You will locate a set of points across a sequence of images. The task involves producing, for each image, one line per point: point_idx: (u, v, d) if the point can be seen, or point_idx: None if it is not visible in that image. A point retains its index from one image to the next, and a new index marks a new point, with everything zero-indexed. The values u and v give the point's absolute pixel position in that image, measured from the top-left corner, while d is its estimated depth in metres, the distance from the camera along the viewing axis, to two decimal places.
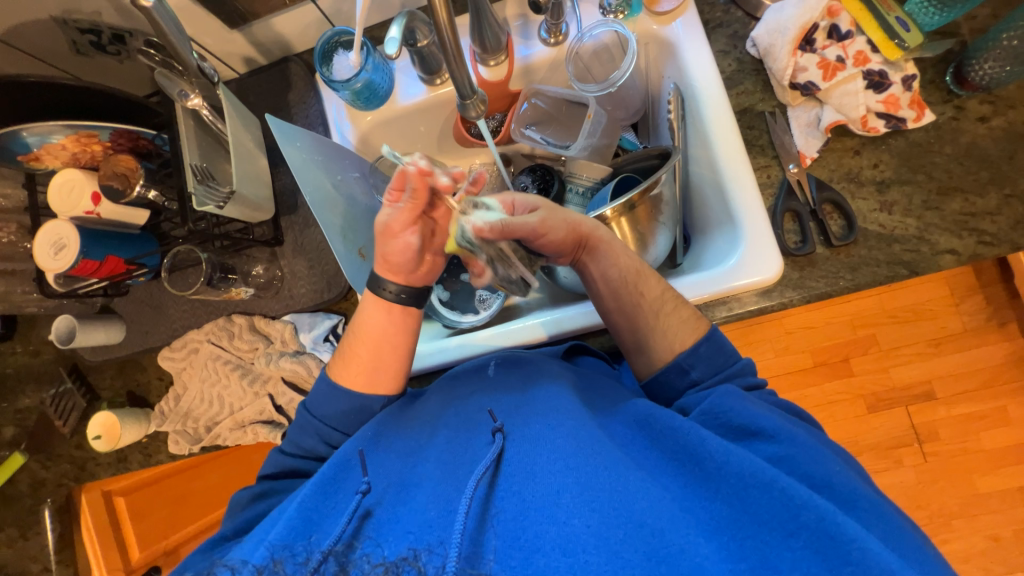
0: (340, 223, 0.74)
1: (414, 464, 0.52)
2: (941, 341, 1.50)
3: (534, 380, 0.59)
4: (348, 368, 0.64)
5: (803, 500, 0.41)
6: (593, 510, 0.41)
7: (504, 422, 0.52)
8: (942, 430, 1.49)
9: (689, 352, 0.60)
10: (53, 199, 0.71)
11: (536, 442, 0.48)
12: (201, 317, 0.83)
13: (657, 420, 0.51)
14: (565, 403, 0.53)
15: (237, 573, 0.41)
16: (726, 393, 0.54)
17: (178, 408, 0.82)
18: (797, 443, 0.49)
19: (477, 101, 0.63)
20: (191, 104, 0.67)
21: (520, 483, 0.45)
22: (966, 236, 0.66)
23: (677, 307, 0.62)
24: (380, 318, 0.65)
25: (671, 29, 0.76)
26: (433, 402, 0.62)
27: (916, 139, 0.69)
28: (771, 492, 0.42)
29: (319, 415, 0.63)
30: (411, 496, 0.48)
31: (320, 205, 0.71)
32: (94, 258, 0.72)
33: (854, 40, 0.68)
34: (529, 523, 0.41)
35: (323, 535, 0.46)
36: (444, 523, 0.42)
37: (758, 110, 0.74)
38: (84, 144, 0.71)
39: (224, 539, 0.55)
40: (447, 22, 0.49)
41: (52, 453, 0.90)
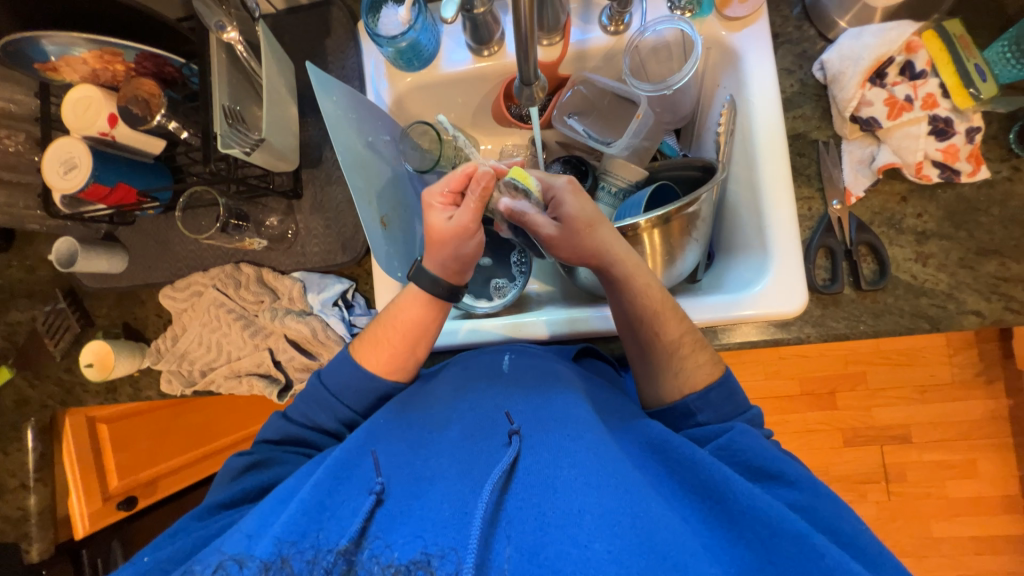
0: (366, 187, 0.70)
1: (424, 457, 0.53)
2: (927, 388, 1.52)
3: (550, 384, 0.60)
4: (375, 352, 0.65)
5: (835, 560, 0.44)
6: (614, 534, 0.43)
7: (519, 425, 0.54)
8: (911, 473, 1.54)
9: (692, 386, 0.62)
10: (66, 113, 0.68)
11: (553, 455, 0.50)
12: (209, 261, 0.81)
13: (675, 448, 0.55)
14: (582, 415, 0.55)
15: (245, 567, 0.43)
16: (743, 431, 0.57)
17: (175, 348, 0.80)
18: (816, 494, 0.52)
19: (536, 89, 0.62)
20: (227, 38, 0.61)
21: (540, 496, 0.46)
22: (994, 299, 0.66)
23: (679, 327, 0.63)
24: (415, 309, 0.64)
25: (738, 37, 0.72)
26: (443, 393, 0.62)
27: (965, 195, 0.67)
28: (802, 544, 0.45)
29: (330, 388, 0.64)
30: (424, 489, 0.48)
31: (349, 164, 0.67)
32: (104, 183, 0.69)
33: (926, 81, 0.64)
34: (548, 539, 0.43)
35: (333, 528, 0.46)
36: (457, 525, 0.44)
37: (811, 138, 0.71)
38: (107, 62, 0.67)
39: (223, 506, 0.57)
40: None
41: (40, 373, 0.88)
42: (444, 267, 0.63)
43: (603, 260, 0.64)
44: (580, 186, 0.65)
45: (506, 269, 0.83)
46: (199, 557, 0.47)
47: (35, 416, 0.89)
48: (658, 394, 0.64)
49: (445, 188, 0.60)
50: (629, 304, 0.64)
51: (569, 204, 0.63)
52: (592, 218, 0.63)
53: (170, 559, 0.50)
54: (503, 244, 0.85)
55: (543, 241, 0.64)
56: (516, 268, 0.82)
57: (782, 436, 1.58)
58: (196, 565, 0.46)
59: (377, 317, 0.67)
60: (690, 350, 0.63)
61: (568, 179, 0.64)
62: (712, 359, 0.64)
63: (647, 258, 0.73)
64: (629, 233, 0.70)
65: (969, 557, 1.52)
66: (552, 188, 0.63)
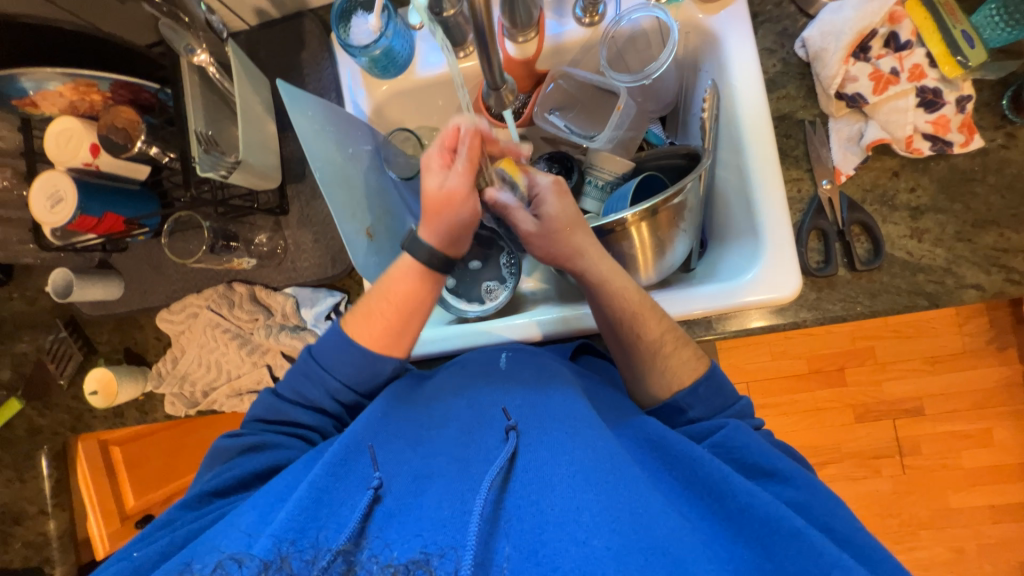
0: (348, 198, 0.70)
1: (423, 455, 0.54)
2: (938, 359, 1.50)
3: (548, 380, 0.61)
4: (368, 325, 0.63)
5: (831, 557, 0.45)
6: (612, 531, 0.43)
7: (517, 421, 0.54)
8: (925, 445, 1.52)
9: (678, 382, 0.62)
10: (49, 146, 0.69)
11: (552, 451, 0.50)
12: (201, 282, 0.81)
13: (672, 445, 0.56)
14: (580, 411, 0.55)
15: (243, 566, 0.41)
16: (738, 428, 0.58)
17: (175, 370, 0.82)
18: (809, 489, 0.53)
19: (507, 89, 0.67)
20: (197, 61, 0.61)
21: (539, 493, 0.46)
22: (994, 271, 0.64)
23: (659, 326, 0.63)
24: (408, 280, 0.63)
25: (716, 20, 0.71)
26: (439, 394, 0.63)
27: (959, 166, 0.65)
28: (799, 543, 0.46)
29: (320, 361, 0.63)
30: (423, 489, 0.49)
31: (328, 177, 0.67)
32: (92, 215, 0.70)
33: (912, 52, 0.62)
34: (547, 537, 0.43)
35: (332, 528, 0.45)
36: (457, 524, 0.44)
37: (797, 118, 0.69)
38: (83, 93, 0.67)
39: (216, 492, 0.58)
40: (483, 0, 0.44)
41: (49, 402, 0.90)
42: (439, 235, 0.61)
43: (584, 260, 0.64)
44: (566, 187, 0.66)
45: (496, 271, 0.83)
46: (197, 552, 0.47)
47: (47, 443, 0.92)
48: (646, 393, 0.65)
49: (440, 150, 0.59)
50: (616, 302, 0.63)
51: (552, 205, 0.64)
52: (573, 221, 0.65)
53: (170, 549, 0.51)
54: (492, 246, 0.84)
55: (521, 235, 0.67)
56: (506, 269, 0.82)
57: (792, 416, 1.57)
58: (192, 562, 0.45)
59: (372, 290, 0.64)
60: (672, 348, 0.63)
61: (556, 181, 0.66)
62: (694, 354, 0.64)
63: (637, 252, 0.72)
64: (616, 228, 0.70)
65: (989, 527, 1.50)
66: (538, 188, 0.66)
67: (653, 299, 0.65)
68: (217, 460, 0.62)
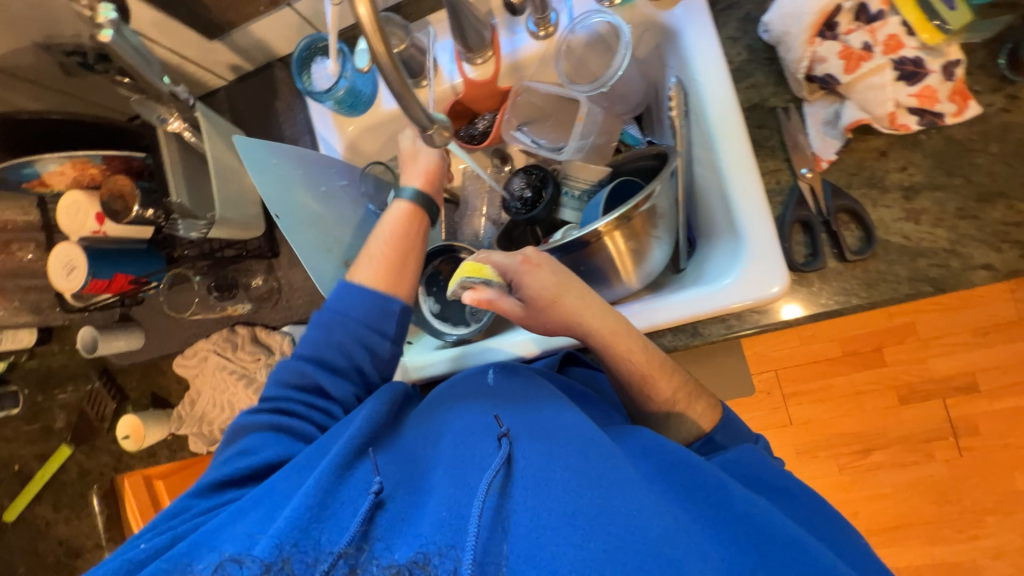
0: (322, 237, 0.75)
1: (421, 465, 0.55)
2: (990, 330, 1.38)
3: (540, 391, 0.60)
4: (372, 266, 0.68)
5: (825, 563, 0.45)
6: (607, 533, 0.44)
7: (509, 427, 0.54)
8: (982, 424, 1.40)
9: (694, 432, 0.64)
10: (63, 220, 0.75)
11: (544, 455, 0.50)
12: (208, 327, 0.86)
13: (670, 451, 0.55)
14: (574, 421, 0.55)
15: (244, 566, 0.42)
16: (748, 451, 0.58)
17: (194, 412, 0.88)
18: (805, 500, 0.54)
19: (439, 129, 0.54)
20: (172, 129, 0.65)
21: (535, 499, 0.46)
22: (1006, 248, 0.58)
23: (672, 385, 0.64)
24: (399, 219, 0.71)
25: (671, 15, 0.69)
26: (430, 407, 0.62)
27: (954, 137, 0.60)
28: (800, 554, 0.46)
29: (341, 311, 0.65)
30: (422, 497, 0.50)
31: (294, 222, 0.71)
32: (102, 277, 0.76)
33: (886, 22, 0.58)
34: (544, 541, 0.43)
35: (333, 531, 0.47)
36: (456, 527, 0.45)
37: (769, 106, 0.66)
38: (81, 168, 0.73)
39: (224, 482, 0.58)
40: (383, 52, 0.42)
41: (94, 446, 1.01)
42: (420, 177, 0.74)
43: (583, 325, 0.63)
44: (537, 258, 0.64)
45: None
46: (198, 556, 0.47)
47: (98, 483, 1.02)
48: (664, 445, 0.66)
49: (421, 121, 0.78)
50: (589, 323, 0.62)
51: (528, 284, 0.63)
52: (553, 293, 0.62)
53: (175, 541, 0.51)
54: None
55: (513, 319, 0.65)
56: None
57: (827, 403, 1.48)
58: (195, 563, 0.46)
59: (370, 237, 0.71)
60: (685, 405, 0.64)
61: (522, 258, 0.64)
62: (709, 405, 0.65)
63: (614, 260, 0.70)
64: (593, 240, 0.68)
65: None
66: (510, 272, 0.63)
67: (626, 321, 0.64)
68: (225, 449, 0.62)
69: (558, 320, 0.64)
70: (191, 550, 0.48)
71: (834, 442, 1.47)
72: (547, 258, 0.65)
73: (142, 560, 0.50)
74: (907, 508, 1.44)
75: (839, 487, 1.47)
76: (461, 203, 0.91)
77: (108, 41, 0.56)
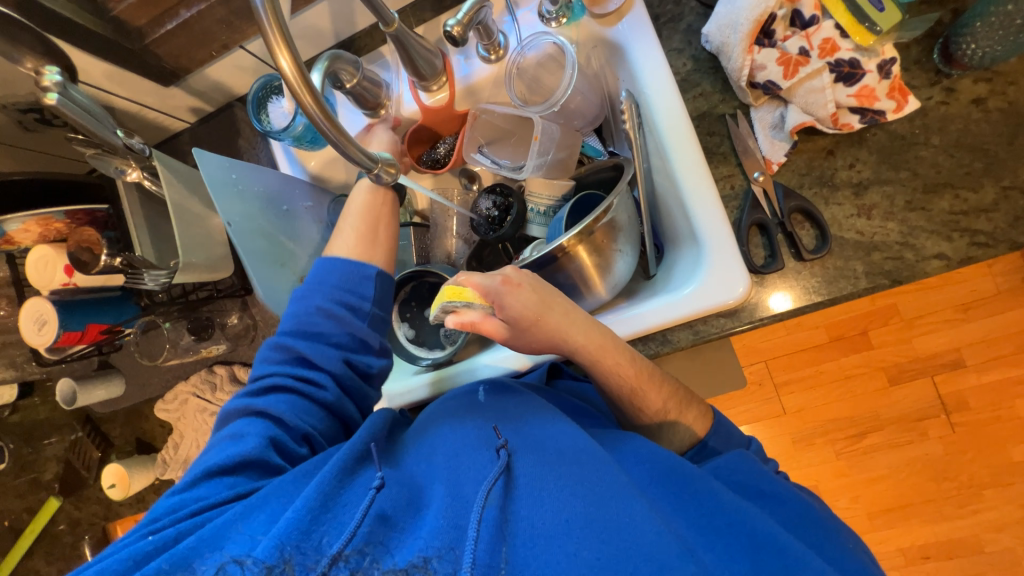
0: (274, 250, 0.74)
1: (418, 472, 0.54)
2: (972, 306, 1.39)
3: (534, 404, 0.61)
4: (342, 238, 0.70)
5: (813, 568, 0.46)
6: (601, 541, 0.44)
7: (507, 440, 0.55)
8: (972, 399, 1.41)
9: (688, 441, 0.64)
10: (32, 273, 0.75)
11: (540, 466, 0.51)
12: (187, 369, 0.86)
13: (663, 459, 0.55)
14: (567, 433, 0.56)
15: (245, 569, 0.43)
16: (740, 457, 0.59)
17: (178, 455, 0.87)
18: (793, 504, 0.55)
19: (384, 168, 0.59)
20: (131, 179, 0.67)
21: (530, 508, 0.47)
22: (956, 237, 0.60)
23: (661, 395, 0.63)
24: (366, 197, 0.72)
25: (616, 30, 0.70)
26: (423, 424, 0.62)
27: (897, 132, 0.61)
28: (785, 558, 0.46)
29: (321, 283, 0.66)
30: (423, 504, 0.50)
31: (247, 235, 0.69)
32: (74, 329, 0.76)
33: (820, 27, 0.59)
34: (539, 550, 0.44)
35: (333, 533, 0.46)
36: (456, 532, 0.45)
37: (717, 113, 0.67)
38: (47, 224, 0.73)
39: (221, 470, 0.55)
40: (311, 104, 0.46)
41: (84, 495, 1.00)
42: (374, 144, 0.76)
43: (570, 343, 0.62)
44: (519, 278, 0.61)
45: None
46: (201, 555, 0.46)
47: (89, 532, 1.02)
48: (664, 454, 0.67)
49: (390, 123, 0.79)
50: (561, 341, 0.62)
51: (512, 304, 0.60)
52: (538, 311, 0.60)
53: (174, 540, 0.48)
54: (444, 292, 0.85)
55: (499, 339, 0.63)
56: None
57: (818, 390, 1.49)
58: (199, 565, 0.45)
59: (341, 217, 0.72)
60: (677, 413, 0.64)
61: (503, 277, 0.61)
62: (701, 411, 0.66)
63: (580, 275, 0.71)
64: (560, 254, 0.68)
65: None
66: (493, 292, 0.60)
67: (612, 331, 0.64)
68: (216, 442, 0.59)
69: (540, 339, 0.62)
70: (195, 550, 0.46)
71: (829, 428, 1.48)
72: (526, 276, 0.62)
73: (141, 559, 0.47)
74: (906, 488, 1.45)
75: (836, 472, 1.48)
76: (431, 225, 0.91)
77: (53, 102, 0.56)
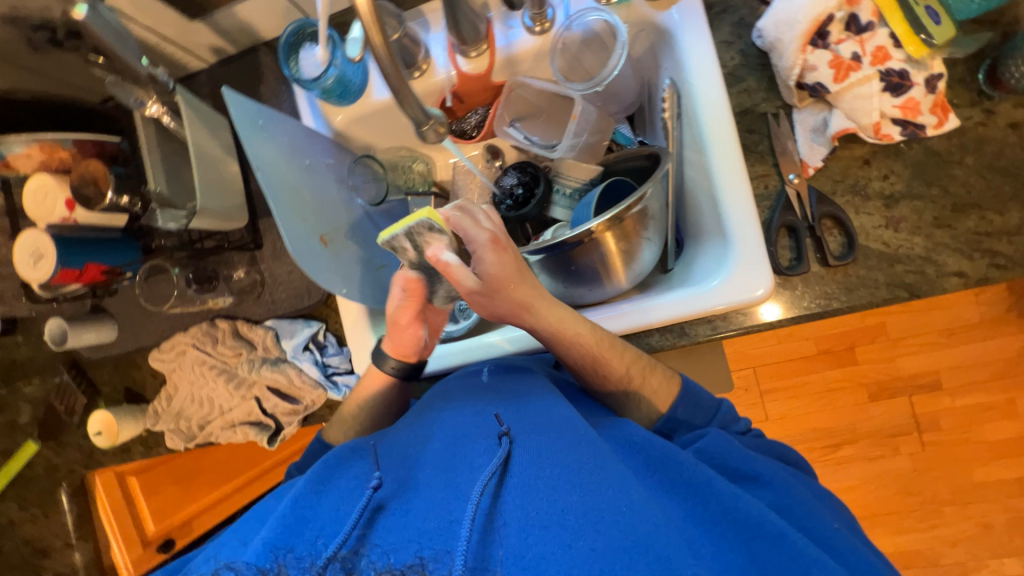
0: (300, 205, 0.69)
1: (409, 465, 0.53)
2: (955, 331, 1.44)
3: (531, 389, 0.60)
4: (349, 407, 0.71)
5: (811, 557, 0.44)
6: (596, 531, 0.42)
7: (509, 426, 0.53)
8: (944, 420, 1.47)
9: None
10: (29, 205, 0.71)
11: (537, 452, 0.50)
12: (187, 320, 0.83)
13: (658, 447, 0.54)
14: (563, 416, 0.55)
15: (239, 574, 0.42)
16: (719, 437, 0.57)
17: (171, 407, 0.85)
18: (790, 492, 0.53)
19: (435, 126, 0.56)
20: (150, 112, 0.64)
21: (523, 497, 0.45)
22: (977, 257, 0.61)
23: (623, 362, 0.63)
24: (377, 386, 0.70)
25: (667, 16, 0.69)
26: (422, 411, 0.63)
27: (934, 148, 0.62)
28: (784, 546, 0.45)
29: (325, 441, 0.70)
30: (411, 497, 0.48)
31: (274, 185, 0.66)
32: (73, 266, 0.72)
33: (874, 34, 0.59)
34: (532, 540, 0.42)
35: (324, 535, 0.46)
36: (447, 532, 0.43)
37: (759, 111, 0.67)
38: (50, 152, 0.70)
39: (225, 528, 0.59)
40: (382, 45, 0.45)
41: (62, 441, 0.96)
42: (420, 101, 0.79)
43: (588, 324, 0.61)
44: (502, 237, 0.59)
45: None
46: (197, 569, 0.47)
47: (66, 480, 0.98)
48: None
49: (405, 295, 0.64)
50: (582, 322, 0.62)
51: (490, 263, 0.58)
52: (513, 277, 0.59)
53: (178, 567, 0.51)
54: None
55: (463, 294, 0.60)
56: None
57: (802, 400, 1.53)
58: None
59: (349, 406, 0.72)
60: (655, 384, 0.63)
61: (489, 232, 0.59)
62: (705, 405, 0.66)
63: (605, 261, 0.70)
64: (584, 240, 0.67)
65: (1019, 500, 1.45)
66: (473, 242, 0.58)
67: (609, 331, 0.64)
68: None
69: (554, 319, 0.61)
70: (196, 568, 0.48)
71: (808, 437, 1.53)
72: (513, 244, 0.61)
73: None
74: (873, 499, 1.51)
75: None
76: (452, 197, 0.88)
77: (83, 19, 0.57)
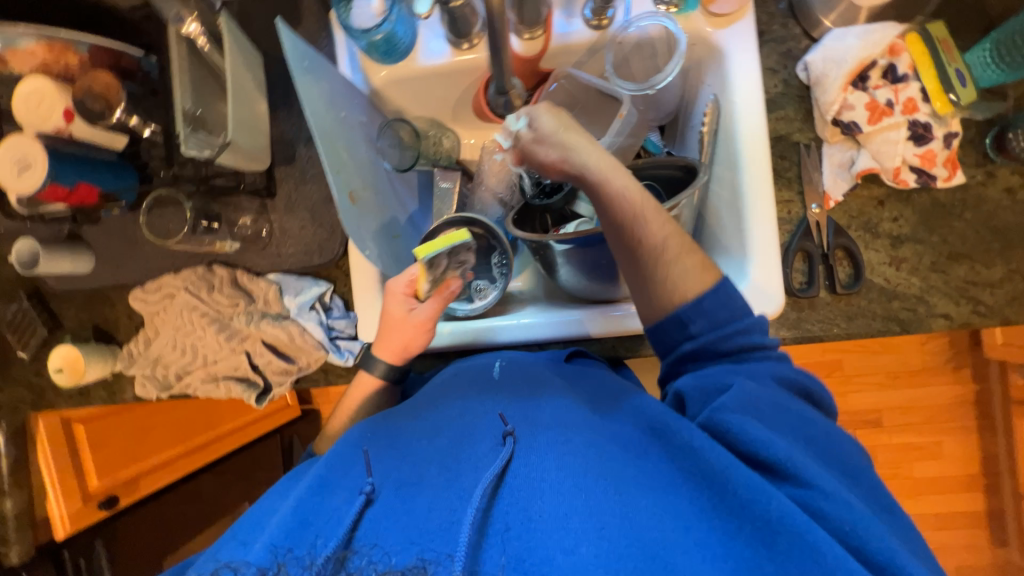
0: (337, 157, 0.67)
1: (411, 461, 0.51)
2: (900, 375, 1.55)
3: (541, 387, 0.58)
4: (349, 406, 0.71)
5: (835, 559, 0.38)
6: (601, 537, 0.40)
7: (514, 426, 0.51)
8: (880, 455, 1.60)
9: None
10: (17, 106, 0.64)
11: (541, 453, 0.47)
12: (179, 262, 0.77)
13: (673, 429, 0.49)
14: (573, 415, 0.53)
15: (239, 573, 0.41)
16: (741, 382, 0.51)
17: (148, 352, 0.79)
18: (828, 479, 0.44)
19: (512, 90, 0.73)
20: (186, 30, 0.60)
21: (527, 498, 0.44)
22: (963, 303, 0.67)
23: (662, 228, 0.56)
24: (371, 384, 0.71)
25: (723, 34, 0.71)
26: (431, 400, 0.61)
27: (940, 199, 0.68)
28: (801, 545, 0.39)
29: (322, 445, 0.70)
30: (412, 496, 0.46)
31: (321, 130, 0.63)
32: (62, 184, 0.66)
33: (908, 85, 0.65)
34: (534, 544, 0.41)
35: (327, 534, 0.44)
36: (447, 534, 0.42)
37: (792, 140, 0.71)
38: (58, 54, 0.64)
39: None
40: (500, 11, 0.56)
41: (8, 376, 0.87)
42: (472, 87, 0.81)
43: None
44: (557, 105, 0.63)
45: (489, 271, 0.78)
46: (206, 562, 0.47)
47: (7, 419, 0.89)
48: None
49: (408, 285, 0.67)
50: None
51: (549, 121, 0.61)
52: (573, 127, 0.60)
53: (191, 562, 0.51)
54: (486, 244, 0.79)
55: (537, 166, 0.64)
56: (498, 270, 0.78)
57: None
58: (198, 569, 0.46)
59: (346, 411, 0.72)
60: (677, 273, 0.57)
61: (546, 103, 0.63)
62: None
63: None
64: None
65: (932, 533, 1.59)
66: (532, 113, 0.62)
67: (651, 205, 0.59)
68: None
69: None
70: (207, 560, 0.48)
71: None
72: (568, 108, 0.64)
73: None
74: None
75: None
76: (475, 176, 0.87)
77: None
